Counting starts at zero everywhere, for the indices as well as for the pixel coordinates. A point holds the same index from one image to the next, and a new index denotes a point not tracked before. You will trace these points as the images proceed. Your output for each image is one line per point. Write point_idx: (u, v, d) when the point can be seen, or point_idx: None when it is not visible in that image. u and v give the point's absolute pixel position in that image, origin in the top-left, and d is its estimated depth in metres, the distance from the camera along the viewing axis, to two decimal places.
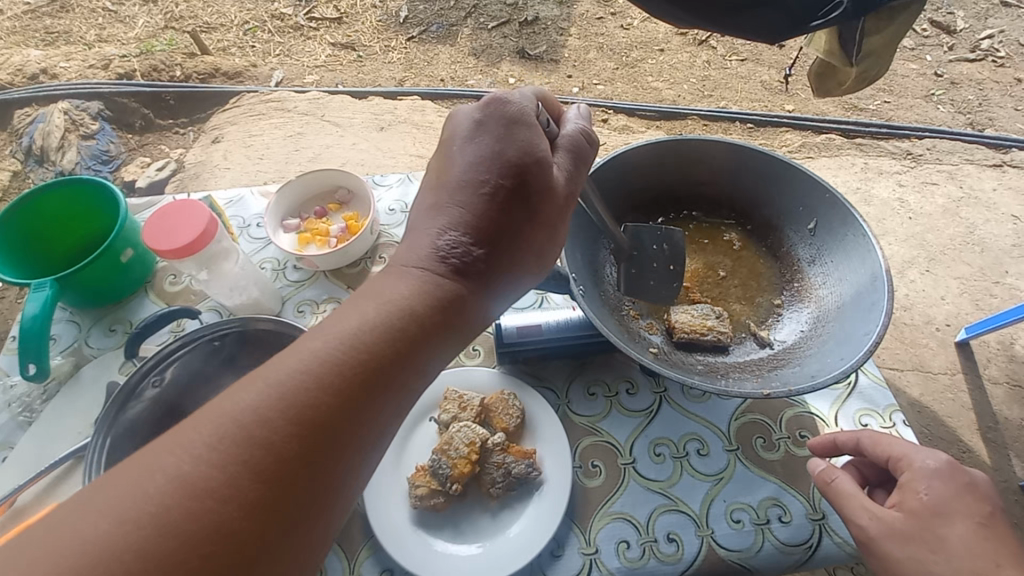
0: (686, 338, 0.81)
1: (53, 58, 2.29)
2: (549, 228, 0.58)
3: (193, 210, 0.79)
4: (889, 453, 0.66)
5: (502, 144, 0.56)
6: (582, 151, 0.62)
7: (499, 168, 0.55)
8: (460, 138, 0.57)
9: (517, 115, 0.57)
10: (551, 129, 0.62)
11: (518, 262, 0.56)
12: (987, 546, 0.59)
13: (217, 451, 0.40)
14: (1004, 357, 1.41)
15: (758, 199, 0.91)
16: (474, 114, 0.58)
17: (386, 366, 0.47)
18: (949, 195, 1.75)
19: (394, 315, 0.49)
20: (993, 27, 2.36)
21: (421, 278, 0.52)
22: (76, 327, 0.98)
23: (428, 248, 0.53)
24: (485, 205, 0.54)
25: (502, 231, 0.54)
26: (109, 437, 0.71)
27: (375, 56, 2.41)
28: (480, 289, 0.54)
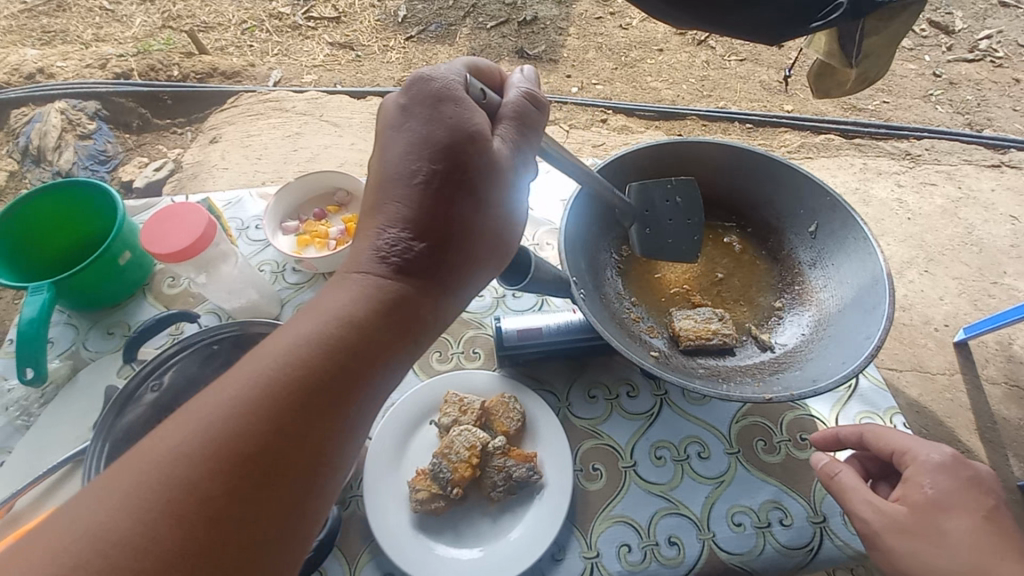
0: (691, 344, 0.80)
1: (49, 58, 2.28)
2: (494, 211, 0.55)
3: (189, 215, 0.78)
4: (892, 446, 0.66)
5: (431, 128, 0.53)
6: (520, 123, 0.59)
7: (430, 154, 0.52)
8: (391, 130, 0.54)
9: (444, 94, 0.54)
10: (489, 99, 0.59)
11: (469, 253, 0.54)
12: (990, 540, 0.58)
13: (171, 472, 0.39)
14: (1003, 357, 1.41)
15: (759, 202, 0.91)
16: (401, 102, 0.55)
17: (337, 376, 0.45)
18: (947, 196, 1.75)
19: (334, 323, 0.47)
20: (991, 28, 2.37)
21: (363, 283, 0.50)
22: (73, 330, 0.97)
23: (370, 252, 0.51)
24: (422, 195, 0.52)
25: (446, 221, 0.52)
26: (108, 443, 0.71)
27: (374, 55, 2.41)
28: (429, 285, 0.51)
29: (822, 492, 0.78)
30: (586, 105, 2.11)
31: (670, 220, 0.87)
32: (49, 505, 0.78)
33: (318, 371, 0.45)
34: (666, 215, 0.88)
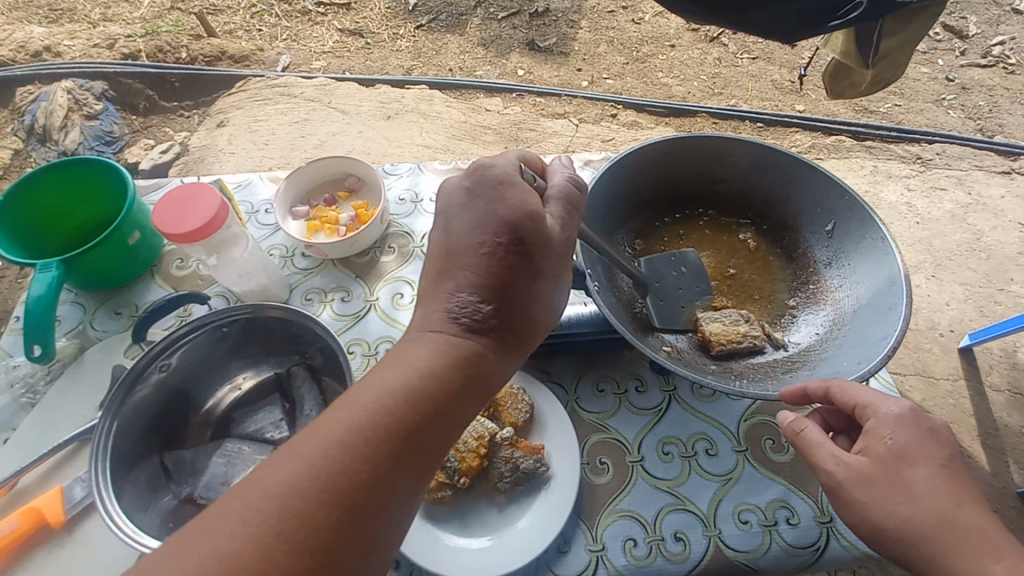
0: (722, 349, 0.79)
1: (57, 36, 2.26)
2: (554, 277, 0.58)
3: (201, 196, 0.77)
4: (855, 400, 0.62)
5: (492, 206, 0.56)
6: (574, 202, 0.61)
7: (493, 230, 0.55)
8: (455, 207, 0.58)
9: (504, 177, 0.57)
10: (539, 181, 0.62)
11: (534, 314, 0.57)
12: (950, 488, 0.57)
13: (265, 511, 0.40)
14: (1006, 365, 1.40)
15: (774, 198, 0.91)
16: (463, 181, 0.58)
17: (423, 427, 0.48)
18: (956, 201, 1.74)
19: (421, 380, 0.49)
20: (1005, 34, 2.35)
21: (440, 340, 0.52)
22: (81, 309, 0.97)
23: (443, 312, 0.54)
24: (490, 264, 0.55)
25: (512, 285, 0.55)
26: (116, 421, 0.69)
27: (383, 43, 2.39)
28: (497, 344, 0.55)
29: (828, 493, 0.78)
30: (596, 99, 2.09)
31: (682, 290, 0.86)
32: (53, 484, 0.78)
33: (409, 424, 0.47)
34: (675, 285, 0.86)
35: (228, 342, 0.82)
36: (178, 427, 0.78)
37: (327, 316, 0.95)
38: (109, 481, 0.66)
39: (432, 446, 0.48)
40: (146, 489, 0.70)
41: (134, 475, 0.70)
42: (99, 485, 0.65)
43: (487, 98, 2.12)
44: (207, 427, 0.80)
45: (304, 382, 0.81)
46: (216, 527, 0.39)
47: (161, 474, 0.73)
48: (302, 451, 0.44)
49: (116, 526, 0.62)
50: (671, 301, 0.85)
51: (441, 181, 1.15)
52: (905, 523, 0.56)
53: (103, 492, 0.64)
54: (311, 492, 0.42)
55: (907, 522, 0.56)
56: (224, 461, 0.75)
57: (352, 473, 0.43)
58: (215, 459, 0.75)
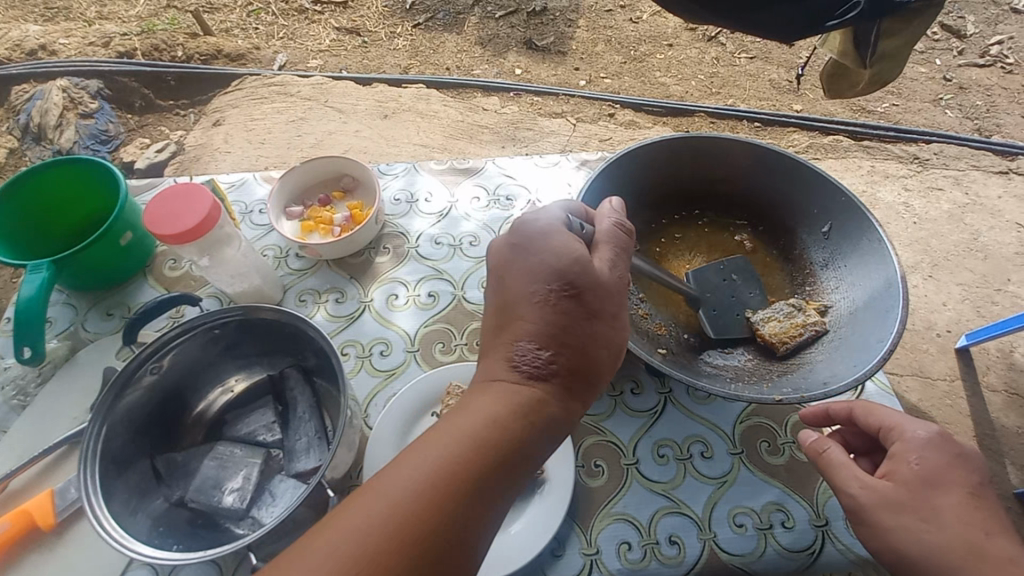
0: (790, 347, 0.77)
1: (52, 34, 2.24)
2: (616, 320, 0.59)
3: (194, 197, 0.76)
4: (880, 423, 0.64)
5: (543, 257, 0.57)
6: (624, 245, 0.62)
7: (545, 280, 0.56)
8: (502, 262, 0.59)
9: (547, 230, 0.58)
10: (586, 229, 0.62)
11: (599, 360, 0.57)
12: (978, 516, 0.56)
13: (339, 553, 0.40)
14: (1003, 365, 1.40)
15: (771, 199, 0.90)
16: (508, 237, 0.60)
17: (490, 473, 0.47)
18: (954, 201, 1.74)
19: (487, 428, 0.49)
20: (1003, 33, 2.34)
21: (506, 388, 0.53)
22: (73, 310, 0.96)
23: (507, 362, 0.54)
24: (551, 312, 0.55)
25: (574, 331, 0.55)
26: (105, 425, 0.68)
27: (380, 42, 2.38)
28: (565, 390, 0.54)
29: (824, 496, 0.78)
30: (594, 98, 2.09)
31: (734, 296, 0.86)
32: (45, 487, 0.78)
33: (476, 469, 0.47)
34: (728, 294, 0.86)
35: (222, 342, 0.80)
36: (172, 428, 0.78)
37: (321, 318, 0.94)
38: (97, 485, 0.65)
39: (499, 493, 0.47)
40: (137, 491, 0.70)
41: (128, 475, 0.70)
42: (87, 489, 0.63)
43: (484, 97, 2.11)
44: (199, 428, 0.81)
45: (298, 385, 0.82)
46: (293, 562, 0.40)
47: (152, 476, 0.73)
48: (368, 496, 0.44)
49: (104, 529, 0.61)
50: (726, 306, 0.85)
51: (437, 181, 1.14)
52: (933, 552, 0.55)
53: (91, 497, 0.63)
54: (378, 537, 0.41)
55: (933, 549, 0.55)
56: (215, 463, 0.76)
57: (420, 518, 0.43)
58: (207, 461, 0.76)
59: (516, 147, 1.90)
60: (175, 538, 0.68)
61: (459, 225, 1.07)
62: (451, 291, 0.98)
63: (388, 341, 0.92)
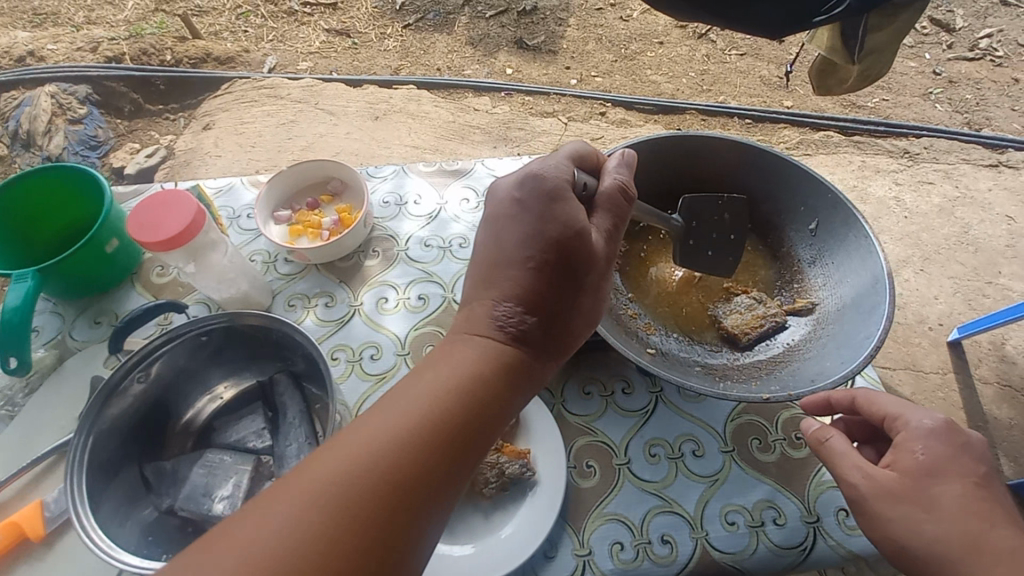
0: (750, 336, 0.81)
1: (40, 40, 2.22)
2: (597, 291, 0.59)
3: (176, 202, 0.76)
4: (884, 411, 0.63)
5: (542, 219, 0.56)
6: (620, 214, 0.62)
7: (543, 243, 0.55)
8: (503, 216, 0.58)
9: (556, 190, 0.57)
10: (589, 187, 0.62)
11: (573, 327, 0.58)
12: (980, 508, 0.56)
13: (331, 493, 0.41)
14: (995, 357, 1.41)
15: (758, 196, 0.90)
16: (513, 189, 0.58)
17: (462, 433, 0.48)
18: (945, 195, 1.75)
19: (459, 387, 0.50)
20: (992, 26, 2.35)
21: (479, 346, 0.53)
22: (59, 318, 0.95)
23: (486, 318, 0.55)
24: (536, 275, 0.55)
25: (555, 297, 0.56)
26: (91, 436, 0.67)
27: (371, 43, 2.37)
28: (538, 353, 0.55)
29: (815, 492, 0.78)
30: (585, 97, 2.08)
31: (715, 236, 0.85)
32: (34, 497, 0.77)
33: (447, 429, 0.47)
34: (710, 230, 0.85)
35: (208, 347, 0.80)
36: (159, 435, 0.78)
37: (310, 323, 0.94)
38: (85, 494, 0.64)
39: (470, 452, 0.48)
40: (125, 500, 0.70)
41: (116, 484, 0.70)
42: (74, 498, 0.63)
43: (475, 97, 2.11)
44: (189, 436, 0.81)
45: (287, 390, 0.81)
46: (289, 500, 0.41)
47: (141, 485, 0.73)
48: (340, 460, 0.43)
49: (89, 538, 0.61)
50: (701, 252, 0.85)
51: (425, 183, 1.14)
52: (934, 544, 0.55)
53: (78, 506, 0.63)
54: (363, 478, 0.43)
55: (934, 542, 0.56)
56: (205, 471, 0.75)
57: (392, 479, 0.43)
58: (196, 470, 0.75)
59: (508, 148, 1.90)
60: (163, 548, 0.68)
61: (448, 227, 1.07)
62: (442, 294, 0.97)
63: (379, 345, 0.91)
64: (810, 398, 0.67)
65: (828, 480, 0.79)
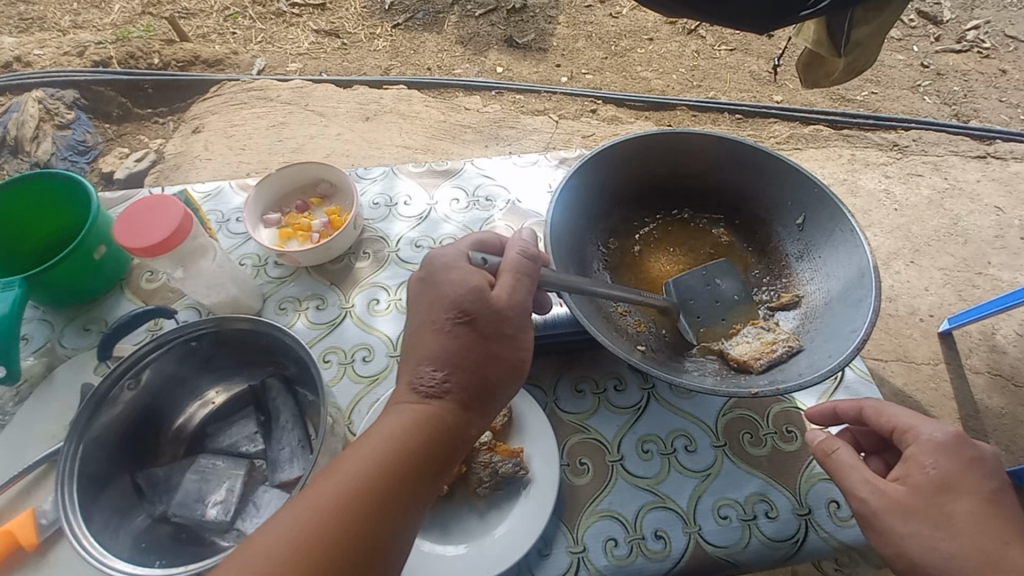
0: (760, 362, 0.75)
1: (26, 45, 2.20)
2: (515, 341, 0.57)
3: (164, 208, 0.76)
4: (893, 424, 0.65)
5: (441, 290, 0.57)
6: (526, 271, 0.59)
7: (446, 310, 0.56)
8: (418, 292, 0.59)
9: (446, 264, 0.58)
10: (489, 262, 0.61)
11: (501, 377, 0.57)
12: (994, 524, 0.57)
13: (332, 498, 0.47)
14: (985, 347, 1.42)
15: (743, 192, 0.91)
16: (419, 273, 0.60)
17: (391, 497, 0.49)
18: (934, 186, 1.76)
19: (385, 451, 0.50)
20: (979, 18, 2.37)
21: (403, 409, 0.54)
22: (49, 326, 0.95)
23: (407, 384, 0.55)
24: (445, 338, 0.55)
25: (473, 353, 0.55)
26: (81, 444, 0.67)
27: (360, 43, 2.36)
28: (501, 375, 0.56)
29: (807, 484, 0.79)
30: (575, 95, 2.08)
31: (720, 304, 0.84)
32: (26, 507, 0.77)
33: (374, 496, 0.48)
34: (712, 300, 0.84)
35: (196, 356, 0.80)
36: (149, 444, 0.78)
37: (301, 326, 0.94)
38: (77, 504, 0.64)
39: (401, 517, 0.49)
40: (118, 509, 0.69)
41: (107, 495, 0.69)
42: (65, 509, 0.63)
43: (466, 96, 2.11)
44: (180, 444, 0.80)
45: (280, 395, 0.80)
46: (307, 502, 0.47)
47: (133, 493, 0.73)
48: (298, 507, 0.47)
49: (83, 547, 0.61)
50: (709, 314, 0.83)
51: (416, 184, 1.14)
52: (948, 561, 0.55)
53: (70, 516, 0.63)
54: (356, 487, 0.48)
55: (949, 560, 0.56)
56: (197, 477, 0.75)
57: (317, 550, 0.45)
58: (189, 476, 0.75)
59: (499, 146, 1.89)
60: (159, 554, 0.68)
61: (439, 227, 1.07)
62: None
63: (370, 346, 0.91)
64: (799, 392, 0.66)
65: (819, 472, 0.80)
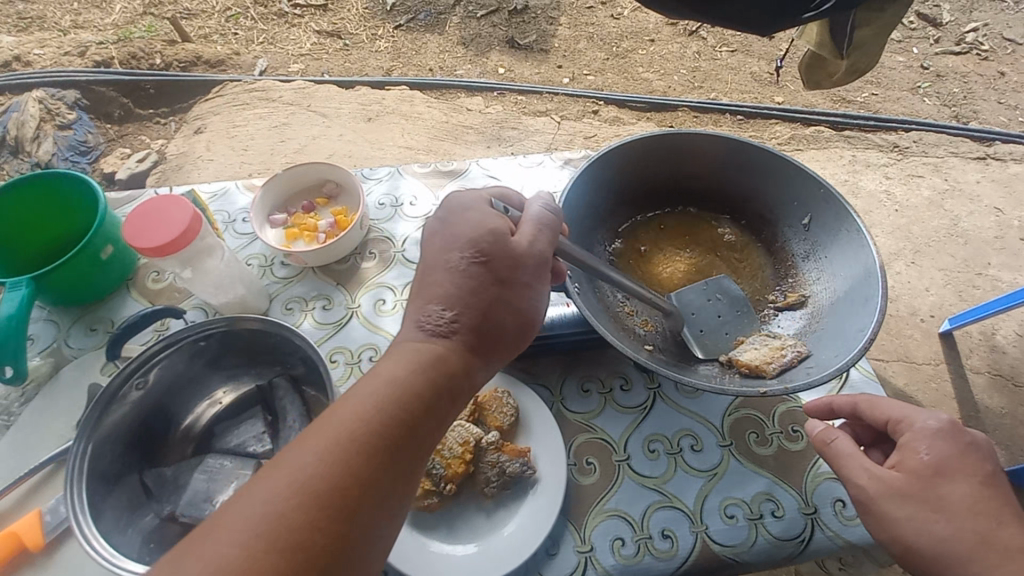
0: (769, 369, 0.73)
1: (26, 45, 2.20)
2: (531, 290, 0.58)
3: (172, 209, 0.76)
4: (887, 415, 0.65)
5: (463, 230, 0.57)
6: (549, 222, 0.61)
7: (461, 248, 0.56)
8: (434, 235, 0.59)
9: (470, 205, 0.59)
10: (511, 213, 0.62)
11: (511, 322, 0.57)
12: (989, 507, 0.58)
13: (341, 443, 0.46)
14: (986, 347, 1.43)
15: (749, 192, 0.91)
16: (436, 214, 0.60)
17: (414, 420, 0.49)
18: (934, 187, 1.77)
19: (381, 398, 0.49)
20: (978, 20, 2.38)
21: (410, 347, 0.53)
22: (55, 326, 0.95)
23: (414, 324, 0.55)
24: (459, 277, 0.55)
25: (485, 296, 0.55)
26: (91, 443, 0.68)
27: (362, 44, 2.36)
28: (507, 327, 0.57)
29: (813, 483, 0.79)
30: (577, 95, 2.09)
31: (721, 318, 0.83)
32: (34, 506, 0.77)
33: (384, 438, 0.47)
34: (713, 314, 0.83)
35: (206, 354, 0.80)
36: (158, 442, 0.78)
37: (308, 325, 0.94)
38: (86, 503, 0.65)
39: (410, 460, 0.48)
40: (126, 509, 0.70)
41: (115, 494, 0.70)
42: (75, 508, 0.63)
43: (468, 97, 2.11)
44: (188, 443, 0.80)
45: (287, 394, 0.81)
46: (315, 444, 0.45)
47: (142, 493, 0.73)
48: (309, 447, 0.45)
49: (92, 548, 0.61)
50: (714, 335, 0.82)
51: (420, 184, 1.14)
52: (944, 543, 0.56)
53: (80, 516, 0.63)
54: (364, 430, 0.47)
55: (946, 541, 0.56)
56: (206, 477, 0.74)
57: (348, 468, 0.45)
58: (196, 475, 0.74)
59: (501, 147, 1.90)
60: None
61: None
62: None
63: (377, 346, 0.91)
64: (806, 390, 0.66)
65: (825, 472, 0.80)
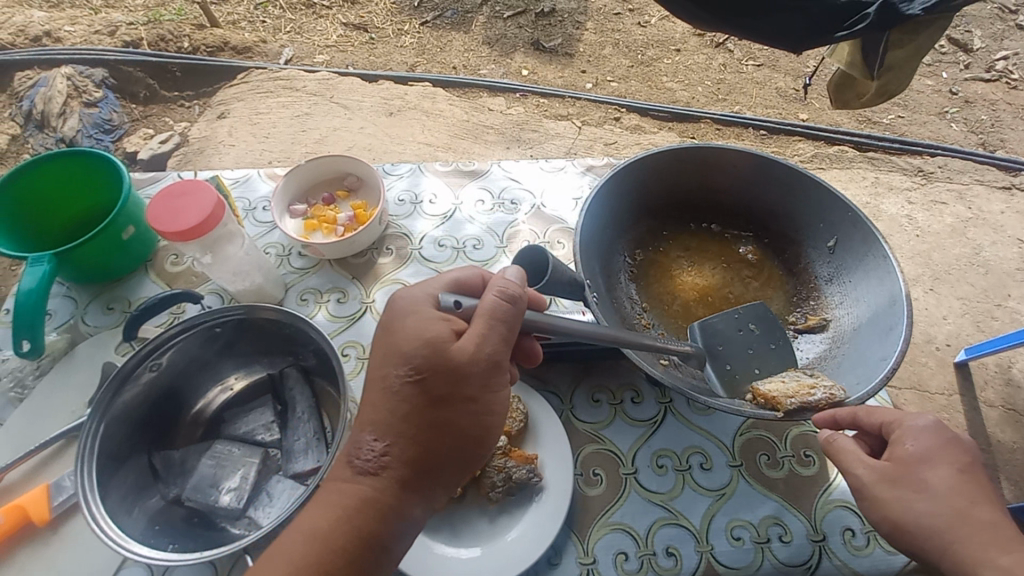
0: (793, 404, 0.67)
1: (57, 21, 2.22)
2: (480, 403, 0.54)
3: (199, 193, 0.76)
4: (881, 420, 0.62)
5: (402, 346, 0.52)
6: (505, 319, 0.53)
7: (403, 368, 0.52)
8: (379, 346, 0.55)
9: (413, 311, 0.54)
10: (463, 306, 0.54)
11: (452, 445, 0.53)
12: (969, 487, 0.57)
13: None
14: (1001, 381, 1.39)
15: (776, 210, 0.90)
16: (383, 317, 0.56)
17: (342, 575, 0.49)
18: (957, 215, 1.74)
19: (303, 555, 0.49)
20: (1009, 49, 2.34)
21: (335, 491, 0.52)
22: (73, 303, 0.96)
23: (349, 458, 0.53)
24: (393, 400, 0.52)
25: (418, 422, 0.52)
26: (104, 424, 0.68)
27: (387, 39, 2.37)
28: (446, 453, 0.53)
29: (822, 510, 0.78)
30: (600, 102, 2.08)
31: (752, 351, 0.78)
32: (41, 481, 0.77)
33: None
34: (744, 346, 0.78)
35: (220, 341, 0.80)
36: (167, 426, 0.78)
37: (322, 318, 0.94)
38: (95, 484, 0.65)
39: None
40: (133, 489, 0.70)
41: (122, 474, 0.69)
42: (83, 485, 0.63)
43: (490, 97, 2.11)
44: (197, 427, 0.81)
45: (297, 384, 0.82)
46: None
47: (149, 474, 0.73)
48: None
49: (100, 529, 0.61)
50: (739, 361, 0.77)
51: (441, 182, 1.14)
52: (924, 519, 0.56)
53: (88, 494, 0.63)
54: None
55: (926, 518, 0.56)
56: (212, 463, 0.75)
57: None
58: (204, 461, 0.75)
59: (521, 148, 1.88)
60: (172, 536, 0.67)
61: (463, 227, 1.07)
62: None
63: None
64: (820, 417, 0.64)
65: (835, 499, 0.79)
